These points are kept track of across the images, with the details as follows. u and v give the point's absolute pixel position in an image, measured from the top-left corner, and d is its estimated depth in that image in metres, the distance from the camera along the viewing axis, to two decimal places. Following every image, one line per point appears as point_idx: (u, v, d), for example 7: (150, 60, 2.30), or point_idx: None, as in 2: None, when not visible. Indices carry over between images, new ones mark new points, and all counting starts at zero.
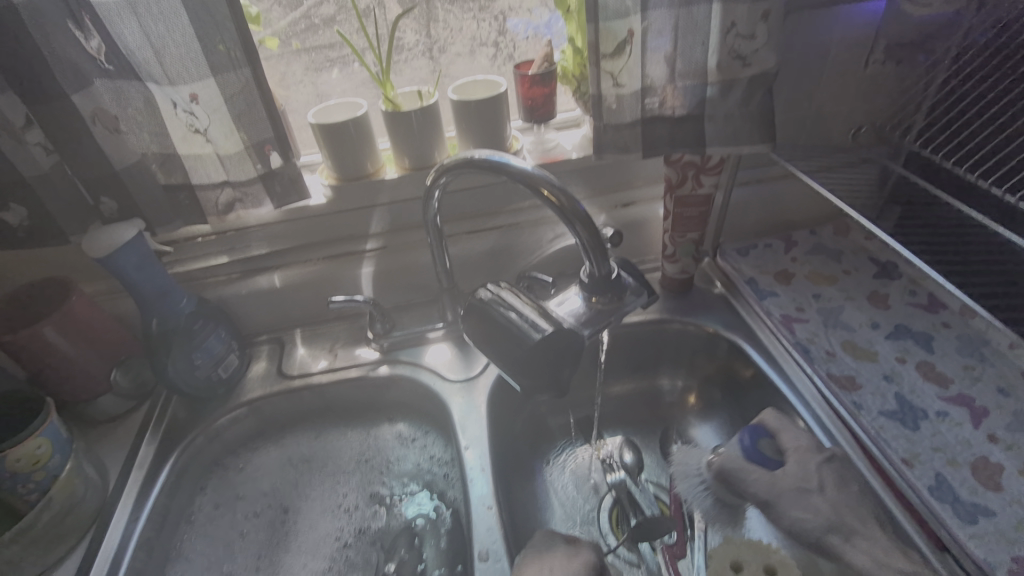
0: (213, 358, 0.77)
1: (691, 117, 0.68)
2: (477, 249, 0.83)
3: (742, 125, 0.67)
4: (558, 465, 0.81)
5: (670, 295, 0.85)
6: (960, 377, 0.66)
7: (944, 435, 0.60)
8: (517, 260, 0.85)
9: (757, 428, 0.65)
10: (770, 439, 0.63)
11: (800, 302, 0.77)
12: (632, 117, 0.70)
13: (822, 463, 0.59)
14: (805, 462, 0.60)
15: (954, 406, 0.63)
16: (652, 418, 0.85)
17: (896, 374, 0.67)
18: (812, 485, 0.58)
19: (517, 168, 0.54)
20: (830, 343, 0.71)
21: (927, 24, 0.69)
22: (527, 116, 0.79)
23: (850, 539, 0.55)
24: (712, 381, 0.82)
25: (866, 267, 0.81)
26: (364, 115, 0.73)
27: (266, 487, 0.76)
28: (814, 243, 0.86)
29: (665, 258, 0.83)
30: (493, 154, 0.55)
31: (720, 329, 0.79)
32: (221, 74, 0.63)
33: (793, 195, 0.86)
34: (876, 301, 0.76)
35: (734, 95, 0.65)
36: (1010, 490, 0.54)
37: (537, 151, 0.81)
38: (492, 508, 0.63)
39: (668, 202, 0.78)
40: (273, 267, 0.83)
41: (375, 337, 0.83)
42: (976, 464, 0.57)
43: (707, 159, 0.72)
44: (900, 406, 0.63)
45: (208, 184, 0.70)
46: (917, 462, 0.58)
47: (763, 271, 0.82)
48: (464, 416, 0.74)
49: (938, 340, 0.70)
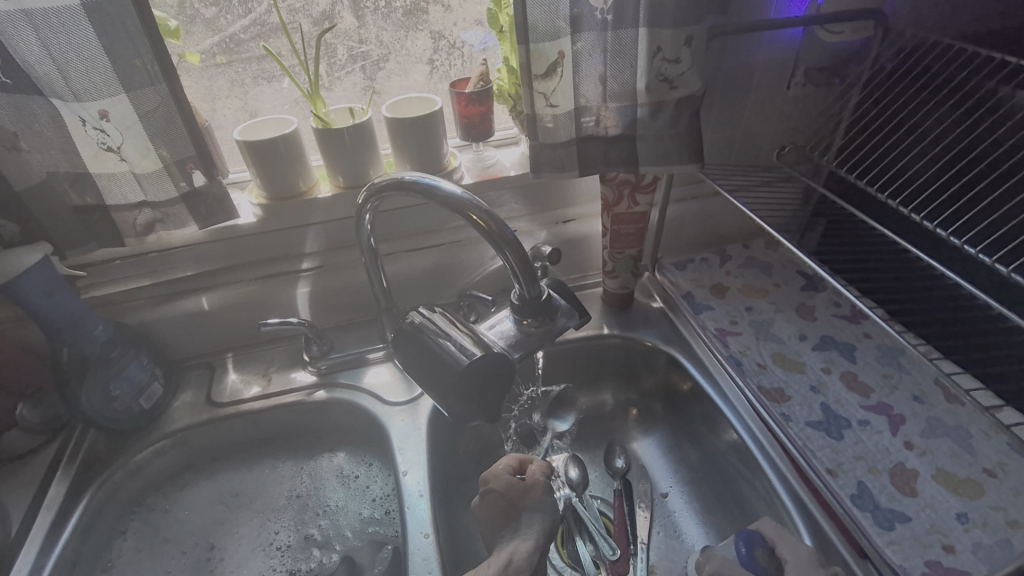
0: (134, 388, 0.72)
1: (624, 137, 0.69)
2: (417, 267, 0.82)
3: (672, 145, 0.68)
4: None
5: (611, 311, 0.86)
6: (880, 386, 0.69)
7: (865, 443, 0.62)
8: (458, 278, 0.84)
9: (752, 534, 0.58)
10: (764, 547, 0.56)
11: (734, 315, 0.79)
12: (567, 136, 0.70)
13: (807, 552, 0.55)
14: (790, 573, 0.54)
15: (874, 414, 0.66)
16: (597, 434, 0.85)
17: (822, 385, 0.69)
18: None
19: (447, 192, 0.53)
20: (761, 356, 0.74)
21: (841, 51, 0.72)
22: (464, 133, 0.79)
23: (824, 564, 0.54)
24: (653, 394, 0.83)
25: (794, 280, 0.84)
26: (293, 132, 0.70)
27: (194, 525, 0.73)
28: (747, 257, 0.88)
29: (605, 274, 0.84)
30: (422, 177, 0.55)
31: (659, 343, 0.80)
32: (135, 91, 0.59)
33: (726, 211, 0.89)
34: (804, 313, 0.79)
35: (663, 116, 0.67)
36: (924, 494, 0.57)
37: (476, 169, 0.81)
38: (429, 536, 0.62)
39: (606, 219, 0.79)
40: (201, 288, 0.80)
41: (311, 360, 0.80)
42: (894, 471, 0.60)
43: (641, 177, 0.73)
44: (826, 416, 0.66)
45: (124, 205, 0.66)
46: (841, 472, 0.60)
47: (699, 285, 0.84)
48: (403, 441, 0.72)
49: (860, 351, 0.73)
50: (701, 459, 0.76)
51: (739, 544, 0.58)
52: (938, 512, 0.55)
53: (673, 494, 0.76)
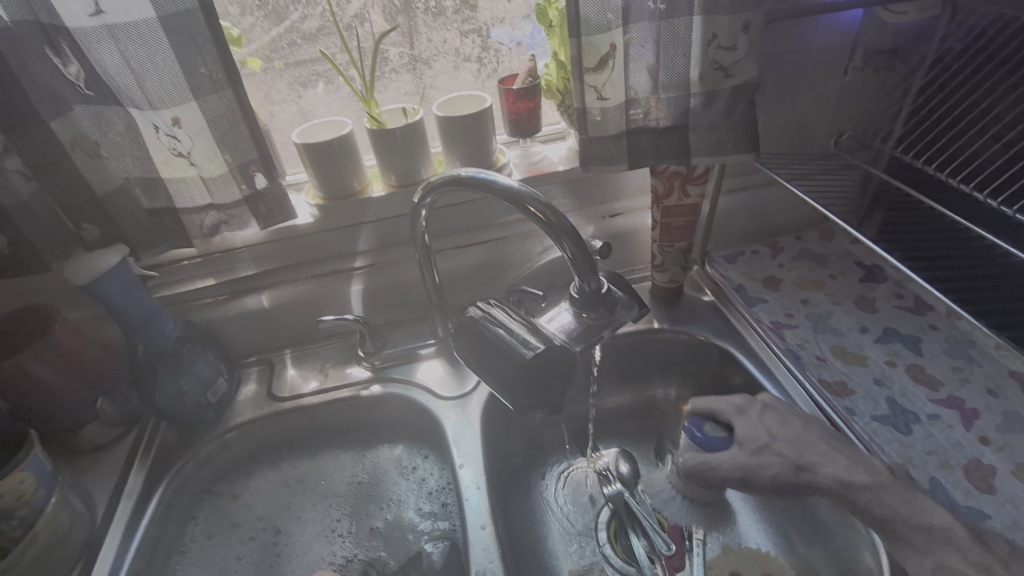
0: (202, 383, 0.76)
1: (676, 128, 0.69)
2: (466, 263, 0.83)
3: (726, 135, 0.67)
4: (555, 480, 0.81)
5: (661, 305, 0.85)
6: (949, 379, 0.66)
7: (936, 438, 0.60)
8: (506, 274, 0.85)
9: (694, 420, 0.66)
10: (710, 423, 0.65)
11: (790, 308, 0.77)
12: (617, 128, 0.70)
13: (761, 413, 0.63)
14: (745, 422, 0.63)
15: (945, 408, 0.63)
16: (647, 429, 0.85)
17: (886, 378, 0.67)
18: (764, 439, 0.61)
19: (503, 185, 0.54)
20: (820, 348, 0.72)
21: (902, 33, 0.69)
22: (512, 130, 0.79)
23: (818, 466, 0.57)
24: (706, 389, 0.82)
25: (852, 271, 0.82)
26: (348, 133, 0.72)
27: (260, 511, 0.75)
28: (801, 248, 0.86)
29: (654, 267, 0.83)
30: (478, 172, 0.55)
31: (711, 337, 0.79)
32: (203, 97, 0.62)
33: (778, 201, 0.87)
34: (864, 305, 0.77)
35: (717, 106, 0.66)
36: (1004, 491, 0.54)
37: (524, 165, 0.81)
38: (486, 527, 0.63)
39: (656, 212, 0.78)
40: (261, 287, 0.83)
41: (366, 355, 0.82)
42: (969, 466, 0.57)
43: (692, 168, 0.72)
44: (892, 409, 0.64)
45: (192, 207, 0.69)
46: (911, 467, 0.58)
47: (751, 278, 0.83)
48: (458, 434, 0.73)
49: (926, 343, 0.70)
50: None
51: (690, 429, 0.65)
52: (1019, 510, 0.53)
53: (728, 490, 0.75)
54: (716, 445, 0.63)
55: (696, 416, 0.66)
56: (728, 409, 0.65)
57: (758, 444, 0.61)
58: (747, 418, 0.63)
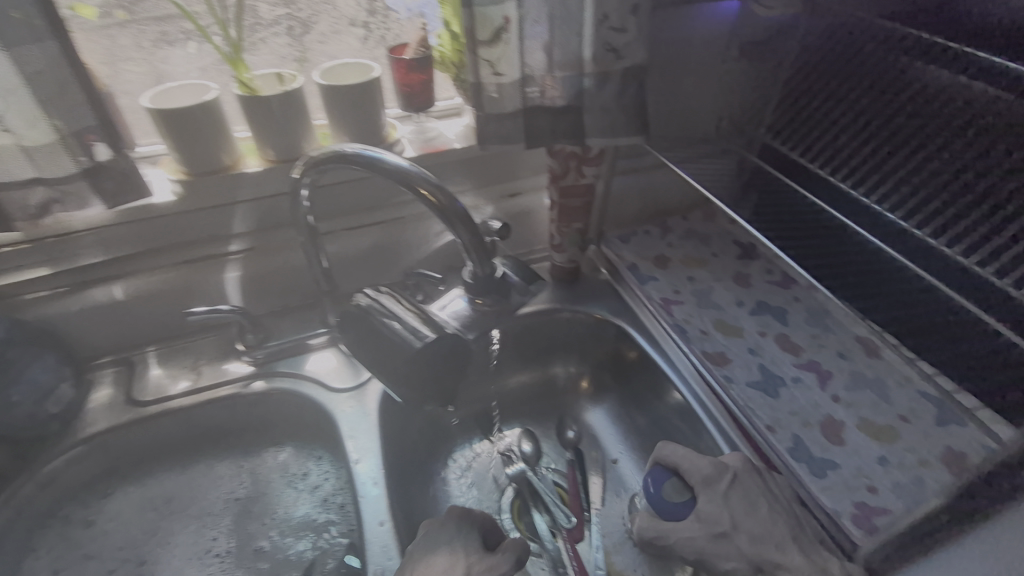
0: (38, 390, 0.65)
1: (572, 109, 0.69)
2: (359, 247, 0.78)
3: (619, 117, 0.68)
4: (459, 465, 0.79)
5: (560, 285, 0.86)
6: (809, 346, 0.73)
7: (799, 399, 0.67)
8: (400, 258, 0.81)
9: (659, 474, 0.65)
10: (670, 481, 0.64)
11: (677, 285, 0.82)
12: (513, 106, 0.68)
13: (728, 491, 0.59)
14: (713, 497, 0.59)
15: (805, 371, 0.70)
16: (549, 407, 0.86)
17: (758, 347, 0.74)
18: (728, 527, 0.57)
19: (392, 164, 0.50)
20: (703, 323, 0.77)
21: (771, 27, 0.75)
22: (405, 103, 0.76)
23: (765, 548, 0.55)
24: (603, 365, 0.85)
25: (730, 250, 0.88)
26: (214, 100, 0.64)
27: (120, 538, 0.66)
28: (686, 229, 0.91)
29: (553, 248, 0.84)
30: (365, 150, 0.51)
31: (607, 316, 0.81)
32: (17, 48, 0.51)
33: (666, 183, 0.91)
34: (740, 281, 0.83)
35: (609, 87, 0.66)
36: (851, 443, 0.62)
37: (418, 142, 0.77)
38: (385, 524, 0.60)
39: (553, 192, 0.78)
40: (110, 277, 0.71)
41: (246, 350, 0.75)
42: (824, 423, 0.64)
43: (588, 150, 0.73)
44: (763, 375, 0.70)
45: (9, 183, 0.57)
46: (778, 428, 0.64)
47: (643, 257, 0.86)
48: (352, 428, 0.69)
49: (790, 314, 0.78)
50: (649, 425, 0.79)
51: (648, 485, 0.66)
52: (863, 459, 0.60)
53: (624, 460, 0.79)
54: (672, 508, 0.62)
55: (661, 469, 0.66)
56: (695, 474, 0.62)
57: (720, 529, 0.58)
58: (712, 489, 0.60)
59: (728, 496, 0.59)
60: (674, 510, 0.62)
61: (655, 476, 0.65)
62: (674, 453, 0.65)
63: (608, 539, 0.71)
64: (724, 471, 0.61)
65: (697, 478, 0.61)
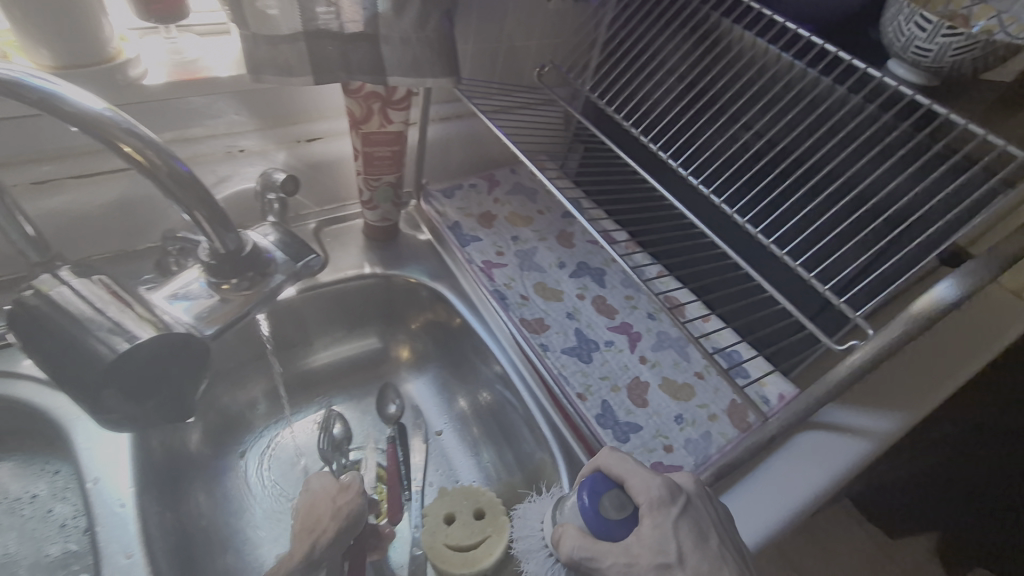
0: None
1: (365, 37, 0.57)
2: (91, 201, 0.59)
3: (422, 53, 0.58)
4: (259, 456, 0.68)
5: (373, 245, 0.76)
6: (623, 308, 0.74)
7: (610, 363, 0.67)
8: (163, 213, 0.64)
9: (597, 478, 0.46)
10: (612, 494, 0.45)
11: (500, 246, 0.77)
12: (291, 29, 0.54)
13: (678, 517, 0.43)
14: (662, 523, 0.43)
15: (617, 334, 0.71)
16: (366, 381, 0.77)
17: (576, 310, 0.72)
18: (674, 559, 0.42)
19: (76, 108, 0.37)
20: (524, 287, 0.73)
21: None
22: (140, 12, 0.57)
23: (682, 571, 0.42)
24: (424, 332, 0.79)
25: (556, 206, 0.85)
26: None
27: None
28: (514, 183, 0.86)
29: (363, 205, 0.73)
30: (31, 79, 0.36)
31: (423, 279, 0.74)
32: None
33: (492, 132, 0.84)
34: (563, 240, 0.80)
35: (409, 13, 0.55)
36: (653, 404, 0.64)
37: (172, 62, 0.60)
38: (132, 556, 0.48)
39: (356, 139, 0.66)
40: None
41: None
42: (631, 385, 0.65)
43: (392, 90, 0.61)
44: (578, 340, 0.69)
45: None
46: (589, 395, 0.63)
47: (466, 215, 0.79)
48: (88, 436, 0.54)
49: (608, 276, 0.77)
50: (472, 394, 0.75)
51: (581, 494, 0.46)
52: (662, 419, 0.62)
53: (448, 432, 0.75)
54: (607, 527, 0.44)
55: (601, 477, 0.46)
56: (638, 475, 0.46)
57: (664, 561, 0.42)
58: (660, 515, 0.44)
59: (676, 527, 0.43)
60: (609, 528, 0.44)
61: (594, 486, 0.46)
62: (613, 459, 0.47)
63: (521, 542, 0.53)
64: (679, 495, 0.45)
65: (644, 500, 0.44)
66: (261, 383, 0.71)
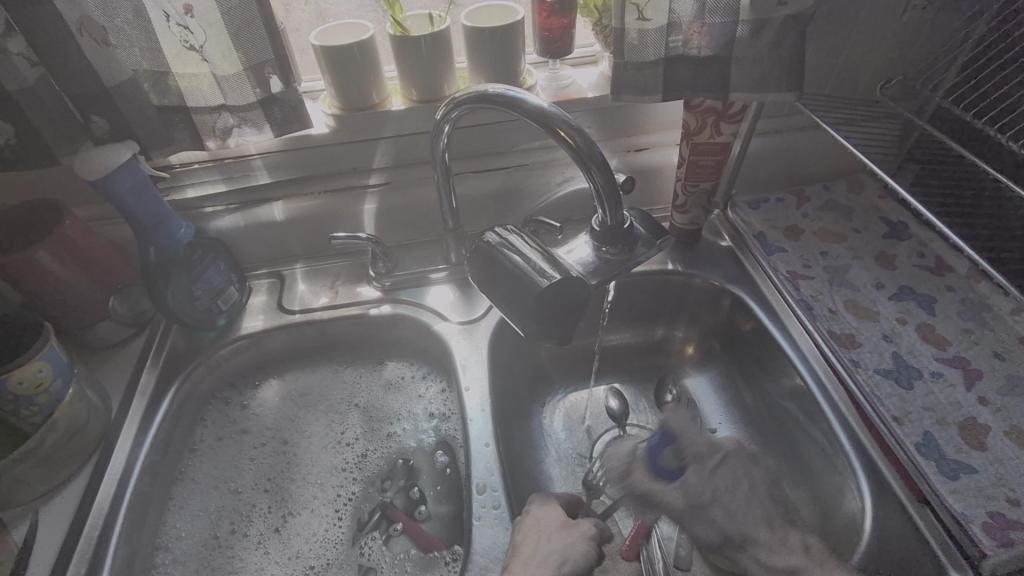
0: (212, 290, 0.75)
1: (717, 59, 0.65)
2: (482, 190, 0.82)
3: (770, 69, 0.64)
4: (554, 409, 0.83)
5: (678, 247, 0.84)
6: (959, 340, 0.67)
7: (936, 395, 0.62)
8: (524, 201, 0.83)
9: (663, 438, 0.72)
10: (672, 449, 0.71)
11: (808, 259, 0.78)
12: (655, 55, 0.65)
13: (714, 469, 0.69)
14: (700, 472, 0.69)
15: (949, 367, 0.65)
16: (649, 367, 0.87)
17: (895, 334, 0.69)
18: (708, 501, 0.66)
19: (533, 105, 0.51)
20: (833, 301, 0.73)
21: None
22: (541, 48, 0.76)
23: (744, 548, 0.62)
24: (713, 333, 0.83)
25: (876, 226, 0.82)
26: (370, 39, 0.69)
27: (269, 419, 0.77)
28: (826, 200, 0.86)
29: (675, 208, 0.82)
30: (508, 89, 0.52)
31: (726, 283, 0.79)
32: None
33: (809, 149, 0.86)
34: (883, 262, 0.77)
35: (765, 37, 0.62)
36: (994, 449, 0.57)
37: (552, 89, 0.78)
38: (490, 445, 0.65)
39: (684, 149, 0.76)
40: (273, 198, 0.81)
41: (376, 276, 0.82)
42: (964, 424, 0.59)
43: (728, 105, 0.69)
44: (897, 365, 0.65)
45: (204, 107, 0.66)
46: (907, 421, 0.60)
47: (773, 226, 0.83)
48: (464, 356, 0.74)
49: (940, 303, 0.71)
50: (756, 401, 0.77)
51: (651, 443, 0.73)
52: (1006, 468, 0.55)
53: (722, 431, 0.78)
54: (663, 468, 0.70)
55: (666, 435, 0.73)
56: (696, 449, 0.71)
57: (700, 500, 0.66)
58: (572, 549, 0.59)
59: (713, 475, 0.68)
60: (664, 470, 0.69)
61: (661, 438, 0.72)
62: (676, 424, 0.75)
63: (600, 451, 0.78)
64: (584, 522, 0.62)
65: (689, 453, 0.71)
66: (576, 347, 0.87)
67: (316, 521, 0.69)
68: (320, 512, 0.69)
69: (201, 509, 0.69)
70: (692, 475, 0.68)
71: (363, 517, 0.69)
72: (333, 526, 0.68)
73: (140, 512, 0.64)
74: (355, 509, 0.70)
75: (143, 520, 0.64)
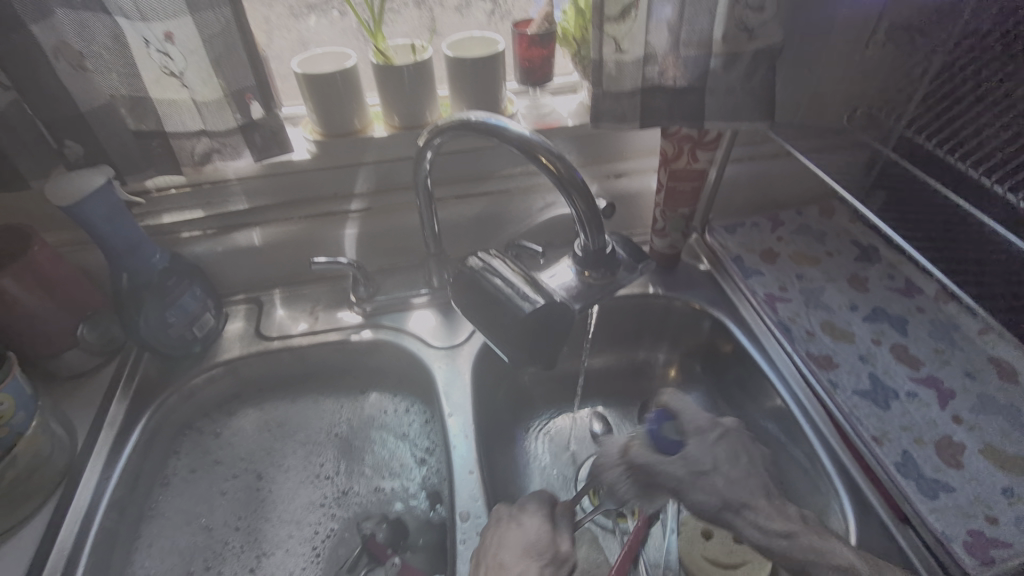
0: (188, 317, 0.73)
1: (692, 89, 0.67)
2: (464, 215, 0.82)
3: (743, 99, 0.66)
4: (537, 435, 0.82)
5: (659, 271, 0.85)
6: (931, 360, 0.69)
7: (912, 415, 0.63)
8: (506, 226, 0.84)
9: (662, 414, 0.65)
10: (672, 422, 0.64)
11: (784, 282, 0.80)
12: (632, 85, 0.67)
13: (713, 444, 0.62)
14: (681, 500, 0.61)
15: (923, 387, 0.66)
16: (633, 391, 0.86)
17: (870, 355, 0.70)
18: (709, 468, 0.60)
19: (514, 133, 0.51)
20: (810, 323, 0.74)
21: (931, 8, 0.68)
22: (522, 78, 0.78)
23: (741, 512, 0.58)
24: (695, 355, 0.84)
25: (848, 249, 0.84)
26: (352, 68, 0.69)
27: (244, 451, 0.75)
28: (800, 224, 0.88)
29: (655, 232, 0.83)
30: (489, 117, 0.53)
31: (706, 306, 0.80)
32: (199, 13, 0.58)
33: (782, 176, 0.88)
34: (856, 284, 0.79)
35: (737, 69, 0.64)
36: (970, 468, 0.58)
37: (532, 116, 0.79)
38: (474, 473, 0.64)
39: (663, 175, 0.77)
40: (251, 224, 0.80)
41: (357, 301, 0.81)
42: (941, 443, 0.60)
43: (704, 133, 0.72)
44: (874, 385, 0.67)
45: (183, 132, 0.66)
46: (886, 440, 0.61)
47: (749, 250, 0.84)
48: (446, 384, 0.73)
49: (912, 324, 0.73)
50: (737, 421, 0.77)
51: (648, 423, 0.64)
52: (982, 486, 0.56)
53: None
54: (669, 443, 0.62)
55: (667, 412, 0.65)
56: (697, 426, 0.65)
57: (700, 468, 0.60)
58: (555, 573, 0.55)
59: (715, 443, 0.62)
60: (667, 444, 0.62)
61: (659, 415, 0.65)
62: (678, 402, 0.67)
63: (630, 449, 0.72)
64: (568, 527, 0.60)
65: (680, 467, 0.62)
66: (559, 371, 0.86)
67: (294, 556, 0.67)
68: (296, 553, 0.67)
69: (170, 546, 0.66)
70: (694, 447, 0.62)
71: (343, 559, 0.67)
72: (310, 563, 0.66)
73: (105, 552, 0.61)
74: (334, 550, 0.67)
75: (108, 560, 0.61)
